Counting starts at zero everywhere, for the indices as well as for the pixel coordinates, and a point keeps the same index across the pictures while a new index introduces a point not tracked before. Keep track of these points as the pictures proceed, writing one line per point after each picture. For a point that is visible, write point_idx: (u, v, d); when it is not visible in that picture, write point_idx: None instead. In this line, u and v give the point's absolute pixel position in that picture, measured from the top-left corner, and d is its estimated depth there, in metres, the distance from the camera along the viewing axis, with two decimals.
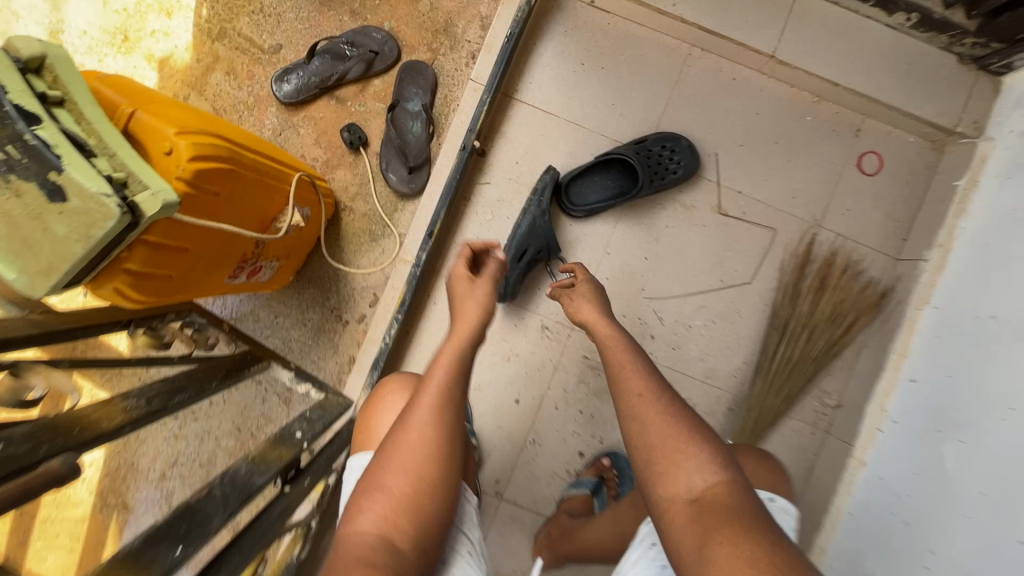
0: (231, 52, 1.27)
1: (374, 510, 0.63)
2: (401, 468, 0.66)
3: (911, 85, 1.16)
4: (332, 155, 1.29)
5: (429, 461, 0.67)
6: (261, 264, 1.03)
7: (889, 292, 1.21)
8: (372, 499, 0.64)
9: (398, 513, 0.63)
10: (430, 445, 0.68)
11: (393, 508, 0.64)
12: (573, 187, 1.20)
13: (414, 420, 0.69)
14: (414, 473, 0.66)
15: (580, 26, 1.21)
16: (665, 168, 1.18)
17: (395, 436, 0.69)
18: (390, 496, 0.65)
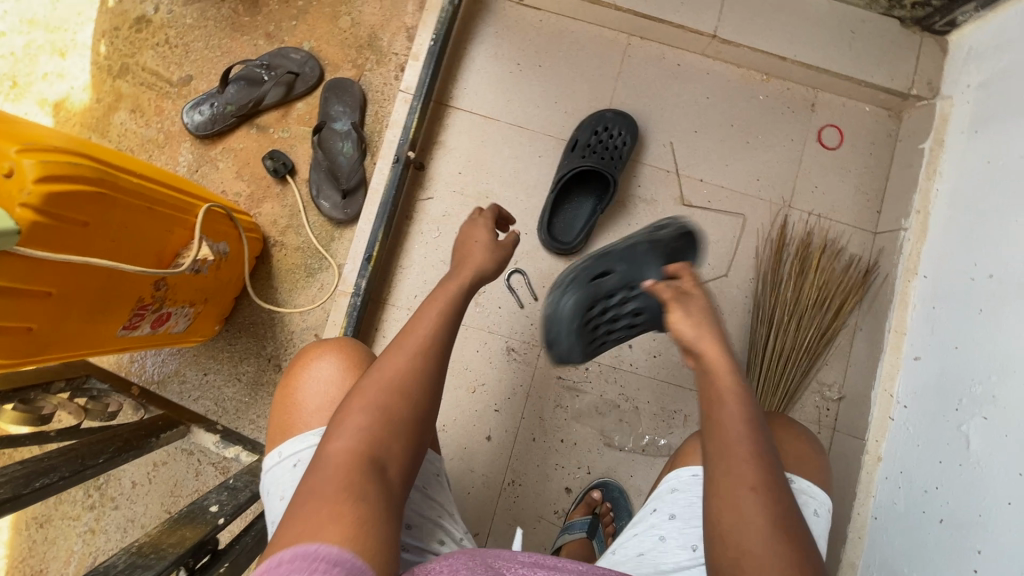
0: (135, 88, 1.16)
1: (364, 425, 0.52)
2: (393, 384, 0.56)
3: (859, 52, 1.12)
4: (257, 188, 1.17)
5: (417, 383, 0.57)
6: (169, 311, 0.89)
7: (873, 269, 1.13)
8: (356, 410, 0.53)
9: (391, 437, 0.53)
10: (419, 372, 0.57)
11: (382, 429, 0.53)
12: (557, 225, 1.10)
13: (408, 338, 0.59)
14: (403, 391, 0.56)
15: (511, 25, 1.14)
16: (615, 145, 1.09)
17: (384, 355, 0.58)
18: (372, 423, 0.53)
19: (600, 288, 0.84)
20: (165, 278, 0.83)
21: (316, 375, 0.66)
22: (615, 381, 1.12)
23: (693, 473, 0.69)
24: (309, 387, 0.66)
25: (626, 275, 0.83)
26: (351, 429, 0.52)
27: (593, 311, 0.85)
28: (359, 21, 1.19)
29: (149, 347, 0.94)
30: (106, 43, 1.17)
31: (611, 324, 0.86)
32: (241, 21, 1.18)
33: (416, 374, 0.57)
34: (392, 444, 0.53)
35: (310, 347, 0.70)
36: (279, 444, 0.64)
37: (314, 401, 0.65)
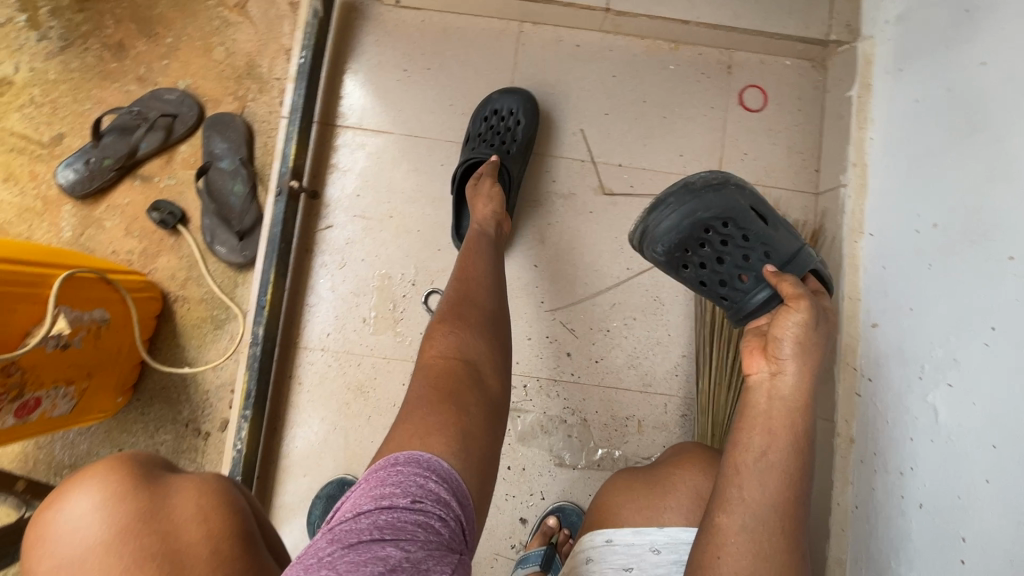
0: (5, 155, 1.09)
1: (465, 333, 0.70)
2: (477, 304, 0.74)
3: (766, 3, 1.04)
4: (149, 243, 1.08)
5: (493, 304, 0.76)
6: (38, 396, 0.80)
7: (819, 233, 1.04)
8: (443, 327, 0.71)
9: (473, 353, 0.69)
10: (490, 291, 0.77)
11: (460, 346, 0.69)
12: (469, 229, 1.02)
13: (469, 279, 0.77)
14: (484, 306, 0.74)
15: (392, 30, 1.06)
16: (508, 129, 1.01)
17: (465, 281, 0.77)
18: (457, 339, 0.69)
19: (700, 208, 0.75)
20: (16, 362, 0.74)
21: (70, 513, 0.57)
22: (558, 395, 1.03)
23: (606, 540, 0.68)
24: (60, 528, 0.57)
25: (762, 237, 0.75)
26: (442, 345, 0.69)
27: (706, 233, 0.75)
28: (235, 51, 1.11)
29: (28, 437, 0.86)
30: None
31: (703, 254, 0.76)
32: (109, 68, 1.11)
33: (496, 293, 0.77)
34: (473, 351, 0.69)
35: (78, 472, 0.61)
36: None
37: (66, 547, 0.56)
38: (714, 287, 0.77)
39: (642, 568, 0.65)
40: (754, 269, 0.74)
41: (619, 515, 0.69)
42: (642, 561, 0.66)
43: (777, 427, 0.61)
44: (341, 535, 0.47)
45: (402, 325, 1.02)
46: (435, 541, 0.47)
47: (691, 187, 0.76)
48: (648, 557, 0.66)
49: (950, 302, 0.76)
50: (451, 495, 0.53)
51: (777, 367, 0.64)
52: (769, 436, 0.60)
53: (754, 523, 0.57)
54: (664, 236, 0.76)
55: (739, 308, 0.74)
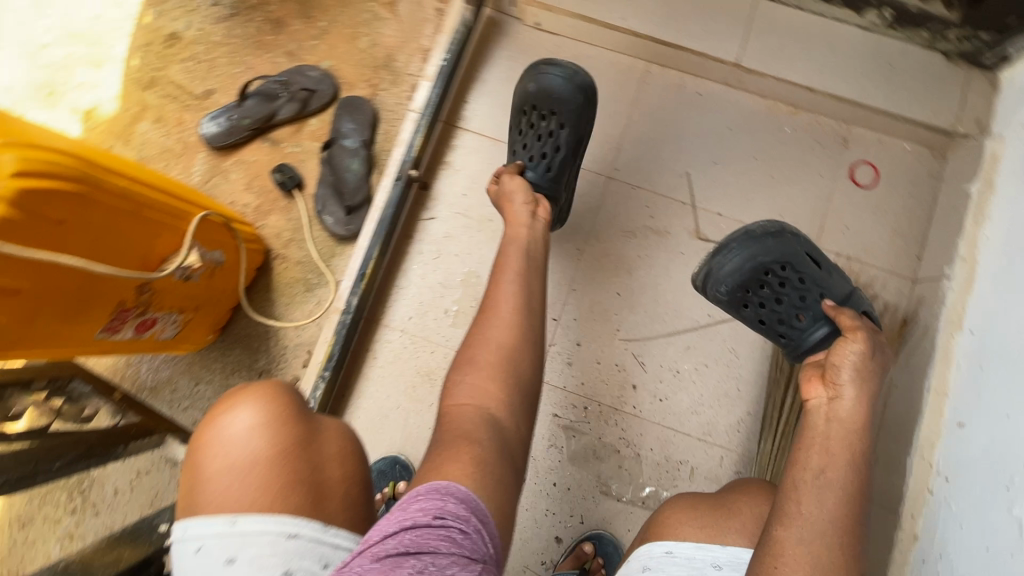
0: (160, 99, 1.20)
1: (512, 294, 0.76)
2: (493, 340, 0.71)
3: (897, 86, 1.04)
4: (265, 200, 1.17)
5: (516, 334, 0.72)
6: (154, 317, 0.88)
7: (912, 319, 1.02)
8: (462, 372, 0.70)
9: (492, 391, 0.68)
10: (515, 317, 0.74)
11: (481, 387, 0.68)
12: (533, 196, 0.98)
13: (501, 310, 0.74)
14: (499, 344, 0.71)
15: (527, 49, 1.12)
16: (540, 122, 0.96)
17: (485, 319, 0.74)
18: (482, 374, 0.69)
19: (761, 253, 0.82)
20: (149, 283, 0.81)
21: (230, 428, 0.62)
22: (616, 424, 1.03)
23: (666, 551, 0.67)
24: (215, 454, 0.61)
25: (819, 279, 0.82)
26: (465, 385, 0.68)
27: (766, 276, 0.82)
28: (378, 43, 1.20)
29: (133, 352, 0.93)
30: (138, 56, 1.22)
31: (763, 294, 0.82)
32: (266, 39, 1.22)
33: (523, 317, 0.74)
34: (487, 391, 0.68)
35: (220, 404, 0.65)
36: (184, 518, 0.59)
37: (221, 466, 0.60)
38: (772, 325, 0.83)
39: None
40: (811, 309, 0.80)
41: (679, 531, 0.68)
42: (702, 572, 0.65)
43: (835, 448, 0.61)
44: (371, 551, 0.49)
45: None
46: (457, 553, 0.49)
47: (752, 234, 0.83)
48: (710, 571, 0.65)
49: None
50: (472, 514, 0.54)
51: (834, 393, 0.65)
52: (827, 456, 0.61)
53: (813, 536, 0.57)
54: (728, 278, 0.83)
55: (799, 344, 0.80)
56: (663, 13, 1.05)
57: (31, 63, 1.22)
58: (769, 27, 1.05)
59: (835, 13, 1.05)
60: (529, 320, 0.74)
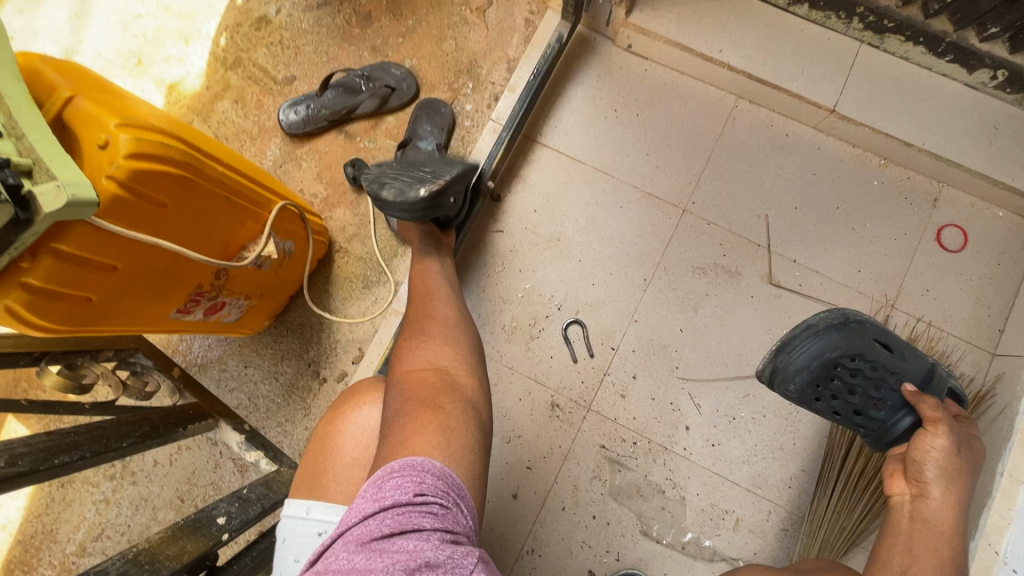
0: (242, 81, 1.21)
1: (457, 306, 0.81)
2: (433, 320, 0.76)
3: (1001, 150, 0.99)
4: (333, 192, 1.17)
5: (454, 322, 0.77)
6: (224, 301, 0.88)
7: (988, 396, 0.98)
8: (420, 339, 0.73)
9: (440, 357, 0.70)
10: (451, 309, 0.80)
11: (432, 353, 0.70)
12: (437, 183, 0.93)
13: (427, 300, 0.82)
14: (446, 323, 0.76)
15: (614, 71, 1.11)
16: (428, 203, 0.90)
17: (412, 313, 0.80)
18: (422, 350, 0.71)
19: (828, 348, 0.76)
20: (226, 269, 0.81)
21: (361, 420, 0.70)
22: (664, 463, 1.01)
23: None
24: (347, 442, 0.68)
25: (890, 365, 0.76)
26: (418, 353, 0.70)
27: (836, 369, 0.76)
28: (463, 47, 1.19)
29: (196, 333, 0.93)
30: (226, 36, 1.23)
31: (834, 387, 0.77)
32: (353, 32, 1.22)
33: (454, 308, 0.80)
34: (446, 359, 0.70)
35: (347, 399, 0.74)
36: (307, 498, 0.62)
37: (353, 455, 0.67)
38: (849, 415, 0.78)
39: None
40: (889, 400, 0.75)
41: None
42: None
43: (918, 551, 0.64)
44: (356, 536, 0.47)
45: (537, 343, 1.04)
46: (440, 529, 0.47)
47: (814, 327, 0.77)
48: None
49: None
50: (450, 488, 0.52)
51: (922, 492, 0.67)
52: (911, 557, 0.64)
53: None
54: (798, 378, 0.77)
55: (883, 434, 0.77)
56: (762, 50, 1.02)
57: (124, 32, 1.25)
58: (871, 75, 1.02)
59: (943, 68, 1.01)
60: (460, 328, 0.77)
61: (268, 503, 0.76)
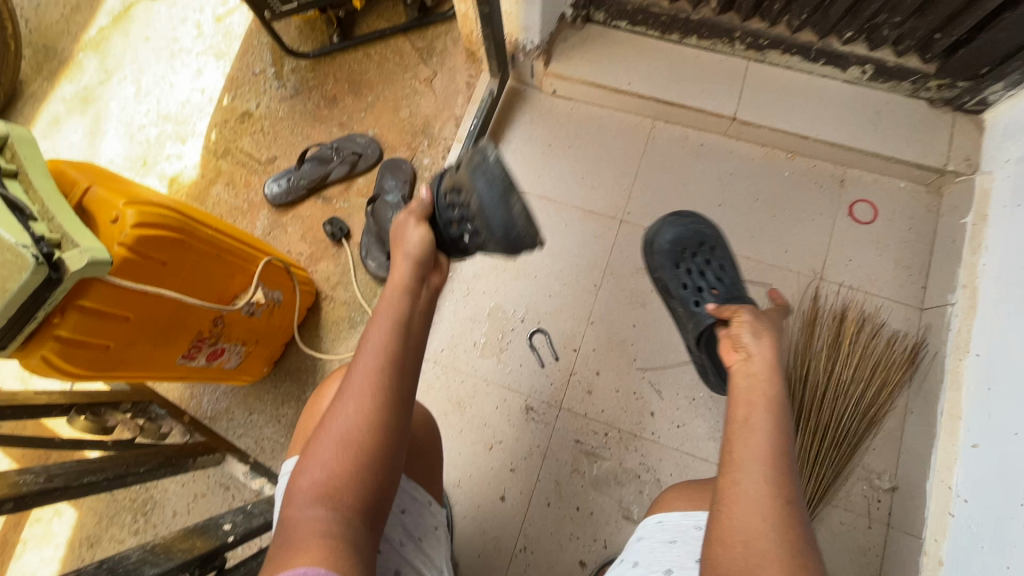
0: (232, 166, 1.41)
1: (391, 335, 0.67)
2: (340, 436, 0.60)
3: (885, 131, 1.14)
4: (316, 249, 1.33)
5: (370, 444, 0.60)
6: (223, 347, 1.01)
7: (921, 346, 1.07)
8: (328, 452, 0.59)
9: (342, 486, 0.58)
10: (369, 412, 0.61)
11: (335, 475, 0.58)
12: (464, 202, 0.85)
13: (348, 399, 0.62)
14: (358, 443, 0.59)
15: (545, 113, 1.29)
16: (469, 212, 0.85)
17: (329, 412, 0.63)
18: (332, 466, 0.58)
19: (694, 231, 1.01)
20: (222, 316, 0.95)
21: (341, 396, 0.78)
22: (636, 449, 1.09)
23: (657, 521, 0.70)
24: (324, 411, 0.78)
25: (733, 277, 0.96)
26: (311, 489, 0.57)
27: (691, 252, 0.99)
28: (417, 112, 1.38)
29: (201, 381, 1.06)
30: (216, 131, 1.44)
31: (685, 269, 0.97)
32: (322, 113, 1.43)
33: (396, 337, 0.67)
34: (351, 489, 0.58)
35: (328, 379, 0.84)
36: (296, 456, 0.75)
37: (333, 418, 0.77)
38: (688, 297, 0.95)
39: (689, 542, 0.65)
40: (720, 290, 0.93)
41: (671, 503, 0.71)
42: (689, 535, 0.65)
43: (755, 400, 0.64)
44: None
45: (506, 354, 1.15)
46: None
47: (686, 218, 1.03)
48: (693, 533, 0.66)
49: None
50: None
51: (746, 353, 0.70)
52: (750, 406, 0.64)
53: (751, 488, 0.56)
54: (659, 250, 1.01)
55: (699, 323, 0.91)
56: (663, 77, 1.20)
57: (130, 140, 1.46)
58: (761, 85, 1.18)
59: (821, 70, 1.17)
60: (390, 380, 0.64)
61: (271, 515, 0.87)
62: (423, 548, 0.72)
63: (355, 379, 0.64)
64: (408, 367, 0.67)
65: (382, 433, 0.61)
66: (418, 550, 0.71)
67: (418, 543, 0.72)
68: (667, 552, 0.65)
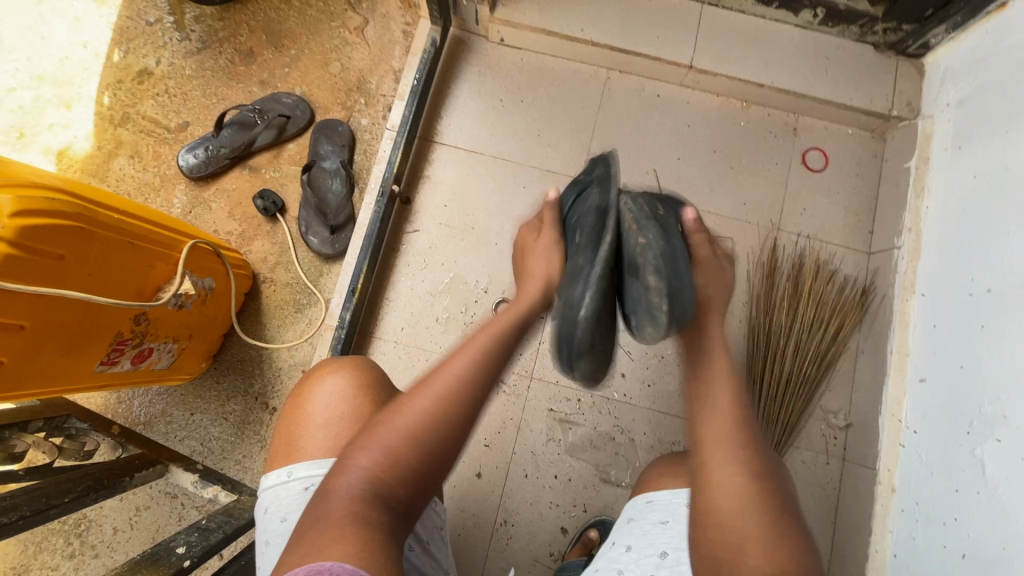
0: (135, 135, 1.21)
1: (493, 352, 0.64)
2: (403, 428, 0.57)
3: (836, 77, 1.14)
4: (248, 226, 1.18)
5: (431, 446, 0.58)
6: (150, 347, 0.88)
7: (870, 289, 1.10)
8: (386, 439, 0.57)
9: (395, 475, 0.55)
10: (450, 414, 0.59)
11: (388, 464, 0.55)
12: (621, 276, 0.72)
13: (434, 391, 0.60)
14: (420, 441, 0.57)
15: (493, 65, 1.19)
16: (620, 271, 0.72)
17: (404, 401, 0.60)
18: (386, 457, 0.56)
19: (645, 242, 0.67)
20: (145, 312, 0.83)
21: (325, 394, 0.71)
22: (609, 412, 1.08)
23: (647, 500, 0.71)
24: (314, 408, 0.70)
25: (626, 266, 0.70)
26: (361, 469, 0.55)
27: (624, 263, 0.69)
28: (349, 67, 1.24)
29: (127, 386, 0.93)
30: (109, 94, 1.23)
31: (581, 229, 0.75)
32: (238, 70, 1.25)
33: (495, 356, 0.64)
34: (399, 484, 0.55)
35: (319, 367, 0.75)
36: (286, 464, 0.68)
37: (322, 416, 0.69)
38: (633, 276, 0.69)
39: (679, 521, 0.67)
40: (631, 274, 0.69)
41: (658, 478, 0.72)
42: (680, 513, 0.67)
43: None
44: None
45: (471, 327, 1.10)
46: None
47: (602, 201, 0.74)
48: (683, 511, 0.67)
49: (995, 363, 0.82)
50: None
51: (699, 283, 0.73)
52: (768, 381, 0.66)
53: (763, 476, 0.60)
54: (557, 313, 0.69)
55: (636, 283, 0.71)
56: (617, 23, 1.13)
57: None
58: (716, 30, 1.14)
59: (774, 15, 1.14)
60: (480, 398, 0.62)
61: (231, 528, 0.79)
62: (431, 552, 0.69)
63: (447, 375, 0.61)
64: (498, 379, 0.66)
65: (445, 440, 0.58)
66: (426, 552, 0.68)
67: (425, 546, 0.68)
68: (661, 534, 0.67)
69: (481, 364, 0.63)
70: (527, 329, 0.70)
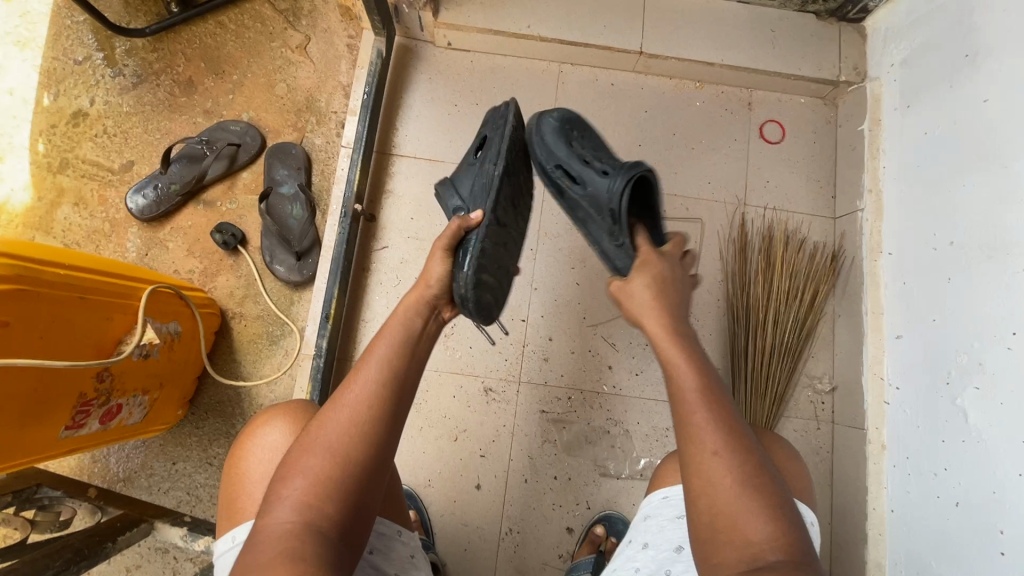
0: (76, 181, 1.16)
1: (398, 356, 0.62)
2: (324, 446, 0.54)
3: (782, 48, 1.15)
4: (210, 262, 1.14)
5: (353, 456, 0.54)
6: (119, 403, 0.84)
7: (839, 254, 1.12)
8: (311, 463, 0.53)
9: (324, 497, 0.52)
10: (361, 427, 0.56)
11: (317, 487, 0.52)
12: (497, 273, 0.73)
13: (344, 409, 0.57)
14: (342, 454, 0.54)
15: (442, 70, 1.17)
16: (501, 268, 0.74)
17: (321, 417, 0.57)
18: (312, 479, 0.52)
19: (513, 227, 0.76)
20: (107, 368, 0.79)
21: (264, 441, 0.67)
22: (601, 406, 1.08)
23: (663, 496, 0.71)
24: (250, 463, 0.66)
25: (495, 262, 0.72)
26: (292, 498, 0.52)
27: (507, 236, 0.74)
28: (296, 87, 1.20)
29: (101, 446, 0.89)
30: (44, 141, 1.17)
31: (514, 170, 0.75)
32: (179, 102, 1.20)
33: (399, 355, 0.62)
34: (333, 502, 0.52)
35: (258, 416, 0.70)
36: (230, 528, 0.64)
37: (260, 470, 0.65)
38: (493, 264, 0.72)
39: None
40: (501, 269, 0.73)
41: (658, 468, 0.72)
42: None
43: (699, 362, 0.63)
44: None
45: (453, 339, 1.09)
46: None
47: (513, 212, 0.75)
48: None
49: (965, 311, 0.84)
50: None
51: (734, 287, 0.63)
52: None
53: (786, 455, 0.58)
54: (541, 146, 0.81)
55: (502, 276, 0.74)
56: (562, 15, 1.12)
57: None
58: (662, 14, 1.14)
59: None
60: (393, 400, 0.59)
61: None
62: None
63: (354, 387, 0.58)
64: (412, 372, 0.62)
65: (369, 445, 0.56)
66: None
67: None
68: (677, 529, 0.67)
69: (384, 371, 0.60)
70: (426, 325, 0.67)
